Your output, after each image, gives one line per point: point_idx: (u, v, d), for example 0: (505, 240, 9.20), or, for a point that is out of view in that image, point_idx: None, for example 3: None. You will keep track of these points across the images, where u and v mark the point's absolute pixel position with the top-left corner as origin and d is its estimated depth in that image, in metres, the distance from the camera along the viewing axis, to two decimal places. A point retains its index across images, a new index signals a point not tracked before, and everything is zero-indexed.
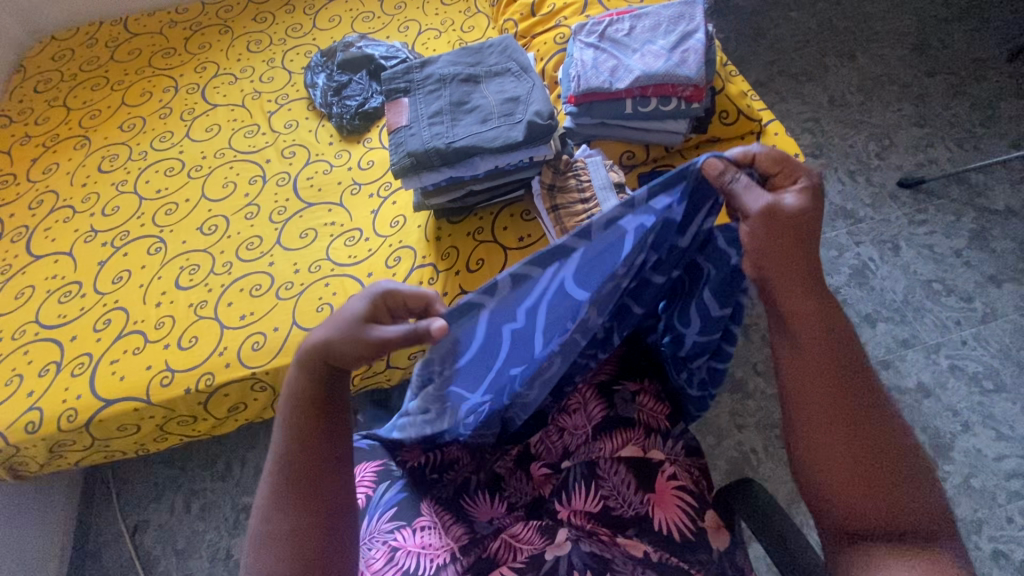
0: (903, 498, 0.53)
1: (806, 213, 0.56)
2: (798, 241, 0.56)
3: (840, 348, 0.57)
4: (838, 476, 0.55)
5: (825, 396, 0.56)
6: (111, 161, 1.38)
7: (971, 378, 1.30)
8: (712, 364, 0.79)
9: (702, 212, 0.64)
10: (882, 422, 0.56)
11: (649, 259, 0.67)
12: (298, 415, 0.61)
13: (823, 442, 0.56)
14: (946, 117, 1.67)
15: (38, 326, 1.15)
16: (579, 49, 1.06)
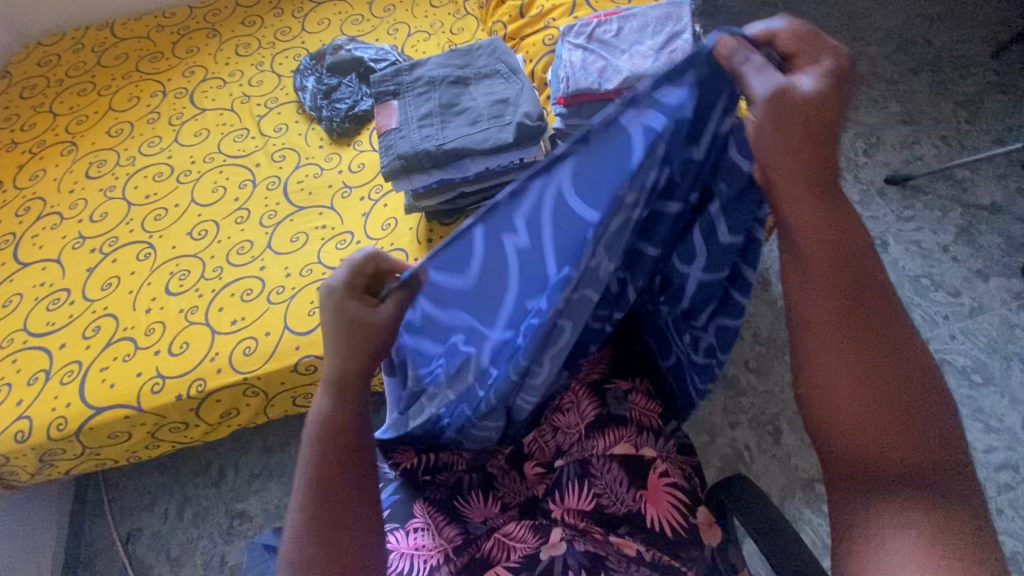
0: (901, 424, 0.55)
1: (823, 106, 0.50)
2: (814, 143, 0.51)
3: (850, 264, 0.56)
4: (840, 399, 0.57)
5: (828, 318, 0.57)
6: (98, 167, 1.37)
7: (960, 371, 1.32)
8: (720, 320, 0.73)
9: (717, 112, 0.57)
10: (891, 337, 0.56)
11: (662, 176, 0.61)
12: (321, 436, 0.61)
13: (825, 365, 0.58)
14: (932, 114, 1.69)
15: (26, 334, 1.14)
16: (568, 51, 1.07)
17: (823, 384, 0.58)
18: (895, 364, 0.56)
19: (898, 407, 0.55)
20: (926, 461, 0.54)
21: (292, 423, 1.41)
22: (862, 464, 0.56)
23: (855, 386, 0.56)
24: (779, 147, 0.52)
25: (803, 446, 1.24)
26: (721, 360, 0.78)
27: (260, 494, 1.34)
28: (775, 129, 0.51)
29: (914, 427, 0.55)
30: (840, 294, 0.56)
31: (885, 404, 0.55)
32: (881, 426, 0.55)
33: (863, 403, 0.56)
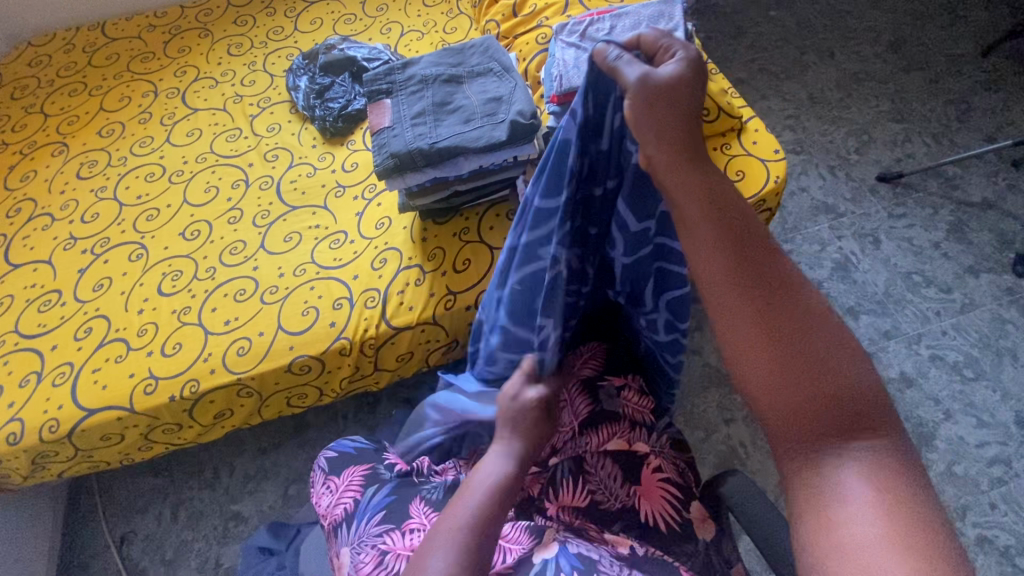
0: (828, 381, 0.48)
1: (683, 79, 0.55)
2: (681, 110, 0.55)
3: (736, 212, 0.53)
4: (763, 361, 0.49)
5: (728, 271, 0.51)
6: (90, 167, 1.36)
7: (952, 367, 1.33)
8: (667, 294, 0.74)
9: (609, 108, 0.63)
10: (794, 284, 0.51)
11: (582, 169, 0.65)
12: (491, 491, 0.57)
13: (740, 326, 0.50)
14: (923, 112, 1.70)
15: (17, 336, 1.13)
16: (561, 49, 1.06)
17: (744, 350, 0.50)
18: (805, 310, 0.50)
19: (818, 354, 0.48)
20: (859, 410, 0.47)
21: (286, 424, 1.40)
22: (793, 426, 0.48)
23: (772, 342, 0.49)
24: (656, 117, 0.55)
25: None
26: (683, 334, 0.78)
27: (255, 495, 1.33)
28: (650, 101, 0.55)
29: (839, 371, 0.48)
30: (734, 243, 0.52)
31: (808, 356, 0.48)
32: (807, 381, 0.48)
33: (788, 360, 0.49)
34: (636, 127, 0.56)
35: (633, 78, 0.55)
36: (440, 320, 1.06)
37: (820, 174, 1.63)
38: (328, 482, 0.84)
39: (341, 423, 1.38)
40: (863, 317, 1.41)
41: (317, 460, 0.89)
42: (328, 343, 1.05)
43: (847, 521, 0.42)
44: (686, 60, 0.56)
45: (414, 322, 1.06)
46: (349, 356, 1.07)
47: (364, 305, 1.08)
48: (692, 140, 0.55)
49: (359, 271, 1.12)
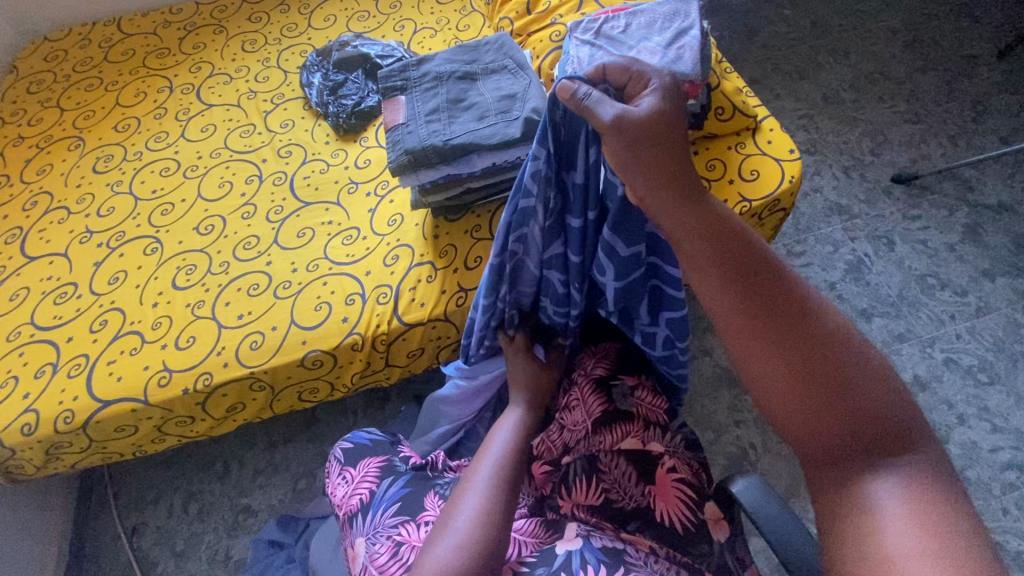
0: (845, 404, 0.49)
1: (662, 112, 0.55)
2: (671, 144, 0.55)
3: (743, 243, 0.54)
4: (783, 396, 0.51)
5: (739, 313, 0.53)
6: (105, 162, 1.38)
7: (966, 371, 1.32)
8: (664, 314, 0.76)
9: (582, 142, 0.66)
10: (802, 308, 0.53)
11: (552, 201, 0.70)
12: (515, 437, 0.74)
13: (757, 364, 0.53)
14: (939, 113, 1.68)
15: (33, 327, 1.14)
16: (575, 46, 1.06)
17: (765, 387, 0.53)
18: (816, 336, 0.52)
19: (832, 378, 0.50)
20: (881, 428, 0.49)
21: (296, 419, 1.41)
22: (818, 448, 0.50)
23: (787, 375, 0.51)
24: (648, 157, 0.55)
25: None
26: (682, 350, 0.78)
27: (264, 489, 1.34)
28: (638, 141, 0.55)
29: (856, 391, 0.49)
30: (742, 277, 0.53)
31: (823, 383, 0.50)
32: (825, 408, 0.50)
33: (805, 391, 0.50)
34: (627, 172, 0.57)
35: (609, 120, 0.55)
36: (451, 317, 1.06)
37: (833, 175, 1.62)
38: (343, 472, 0.84)
39: (351, 419, 1.39)
40: (876, 319, 1.39)
41: (334, 449, 0.89)
42: (340, 338, 1.06)
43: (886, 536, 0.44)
44: (661, 91, 0.56)
45: (425, 319, 1.06)
46: (361, 351, 1.07)
47: (376, 301, 1.08)
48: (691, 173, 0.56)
49: (371, 267, 1.12)
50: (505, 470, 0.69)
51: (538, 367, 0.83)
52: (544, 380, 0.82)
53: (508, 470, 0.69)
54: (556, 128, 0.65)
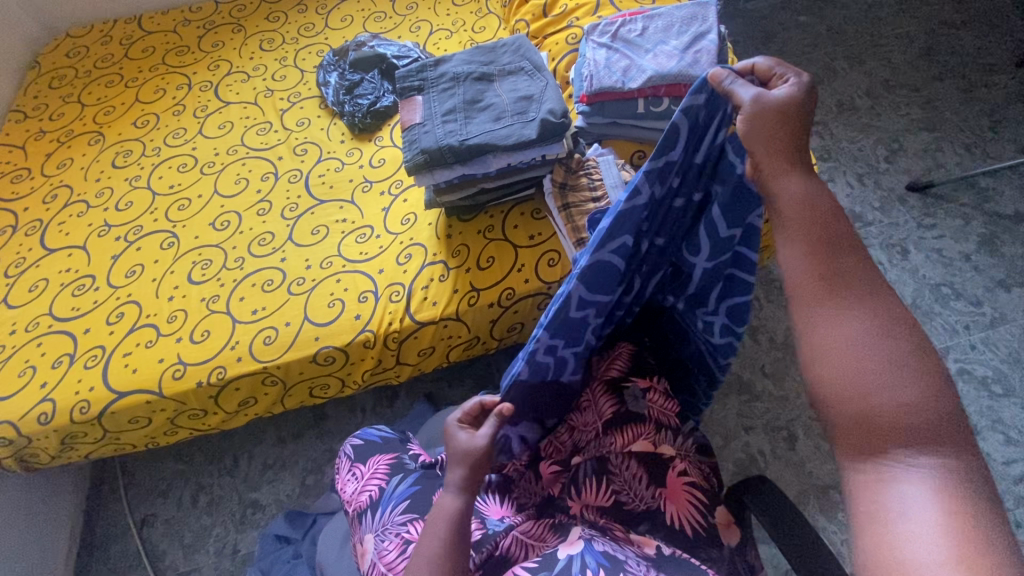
0: (911, 397, 0.46)
1: (800, 99, 0.56)
2: (794, 129, 0.57)
3: (825, 224, 0.54)
4: (847, 363, 0.49)
5: (819, 281, 0.53)
6: (124, 156, 1.40)
7: (980, 382, 1.30)
8: (729, 300, 0.74)
9: (715, 125, 0.63)
10: (882, 295, 0.51)
11: (654, 193, 0.66)
12: (447, 533, 0.63)
13: (825, 330, 0.51)
14: (955, 122, 1.67)
15: (51, 318, 1.16)
16: (592, 49, 1.07)
17: (825, 351, 0.51)
18: (891, 320, 0.50)
19: (900, 361, 0.48)
20: (939, 424, 0.45)
21: (306, 415, 1.42)
22: (861, 431, 0.47)
23: (856, 346, 0.49)
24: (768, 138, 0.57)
25: (817, 452, 1.23)
26: (739, 338, 0.78)
27: (272, 484, 1.35)
28: (766, 122, 0.57)
29: (919, 383, 0.47)
30: (822, 250, 0.54)
31: (888, 361, 0.48)
32: (889, 385, 0.47)
33: (873, 366, 0.48)
34: (749, 141, 0.58)
35: (748, 98, 0.57)
36: (463, 316, 1.07)
37: (847, 182, 1.61)
38: (354, 468, 0.85)
39: (359, 416, 1.40)
40: None
41: (344, 446, 0.89)
42: (352, 335, 1.06)
43: (908, 539, 0.40)
44: (802, 84, 0.57)
45: (437, 318, 1.06)
46: (373, 348, 1.07)
47: (388, 299, 1.09)
48: (805, 155, 0.57)
49: (384, 265, 1.13)
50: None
51: (475, 444, 0.68)
52: (489, 457, 0.69)
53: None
54: (690, 109, 0.61)
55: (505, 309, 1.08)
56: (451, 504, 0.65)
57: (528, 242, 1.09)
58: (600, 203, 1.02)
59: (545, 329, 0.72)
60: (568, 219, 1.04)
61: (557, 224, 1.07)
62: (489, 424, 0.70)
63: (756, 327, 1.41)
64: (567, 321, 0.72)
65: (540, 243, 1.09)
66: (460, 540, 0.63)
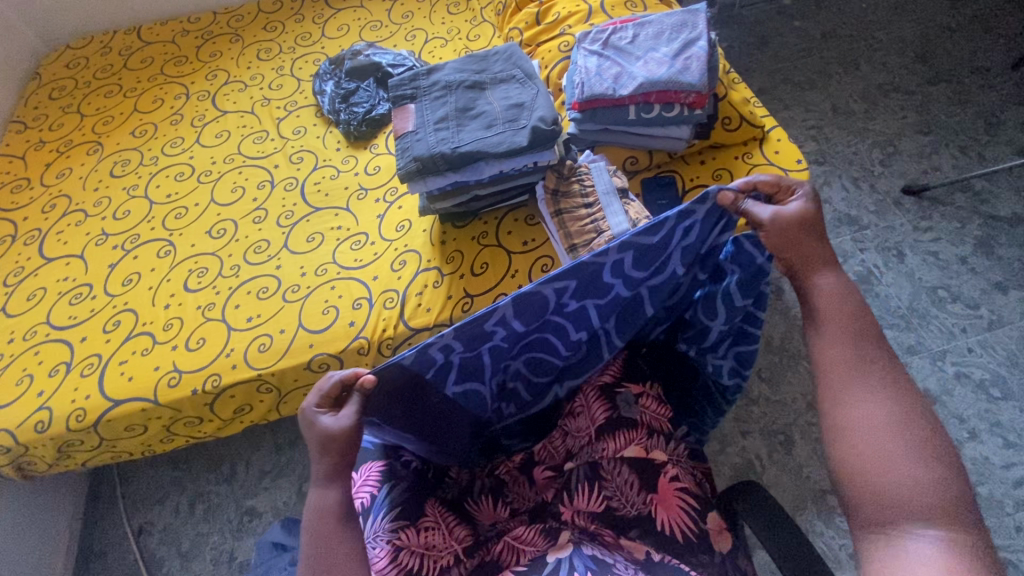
0: (924, 476, 0.52)
1: (809, 214, 0.66)
2: (808, 239, 0.66)
3: (847, 320, 0.62)
4: (864, 440, 0.56)
5: (839, 367, 0.60)
6: (123, 166, 1.41)
7: (978, 385, 1.30)
8: (738, 348, 0.81)
9: (720, 227, 0.72)
10: (900, 386, 0.58)
11: (625, 258, 0.70)
12: (321, 528, 0.61)
13: (848, 411, 0.58)
14: (950, 125, 1.67)
15: (48, 327, 1.17)
16: (583, 57, 1.08)
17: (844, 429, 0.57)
18: (906, 409, 0.56)
19: (916, 446, 0.54)
20: (949, 505, 0.51)
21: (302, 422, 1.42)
22: (877, 506, 0.53)
23: (878, 427, 0.56)
24: (783, 248, 0.67)
25: (814, 456, 1.23)
26: (745, 379, 0.84)
27: (270, 491, 1.35)
28: (783, 233, 0.66)
29: (933, 468, 0.53)
30: (846, 341, 0.61)
31: (905, 445, 0.54)
32: (906, 467, 0.53)
33: (889, 444, 0.55)
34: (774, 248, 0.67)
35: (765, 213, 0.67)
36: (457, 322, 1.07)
37: (843, 186, 1.61)
38: None
39: None
40: (885, 331, 1.38)
41: None
42: (346, 342, 1.07)
43: None
44: (809, 201, 0.67)
45: (431, 324, 1.07)
46: (367, 355, 1.08)
47: (383, 306, 1.09)
48: (825, 260, 0.65)
49: (379, 272, 1.13)
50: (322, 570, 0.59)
51: (328, 432, 0.64)
52: (354, 440, 0.65)
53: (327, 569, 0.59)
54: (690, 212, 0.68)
55: None
56: (327, 495, 0.63)
57: (522, 248, 1.10)
58: (592, 210, 1.02)
59: (454, 328, 0.67)
60: (561, 225, 1.04)
61: (550, 229, 1.07)
62: (350, 405, 0.65)
63: None
64: (479, 332, 0.70)
65: (534, 248, 1.10)
66: (338, 530, 0.61)
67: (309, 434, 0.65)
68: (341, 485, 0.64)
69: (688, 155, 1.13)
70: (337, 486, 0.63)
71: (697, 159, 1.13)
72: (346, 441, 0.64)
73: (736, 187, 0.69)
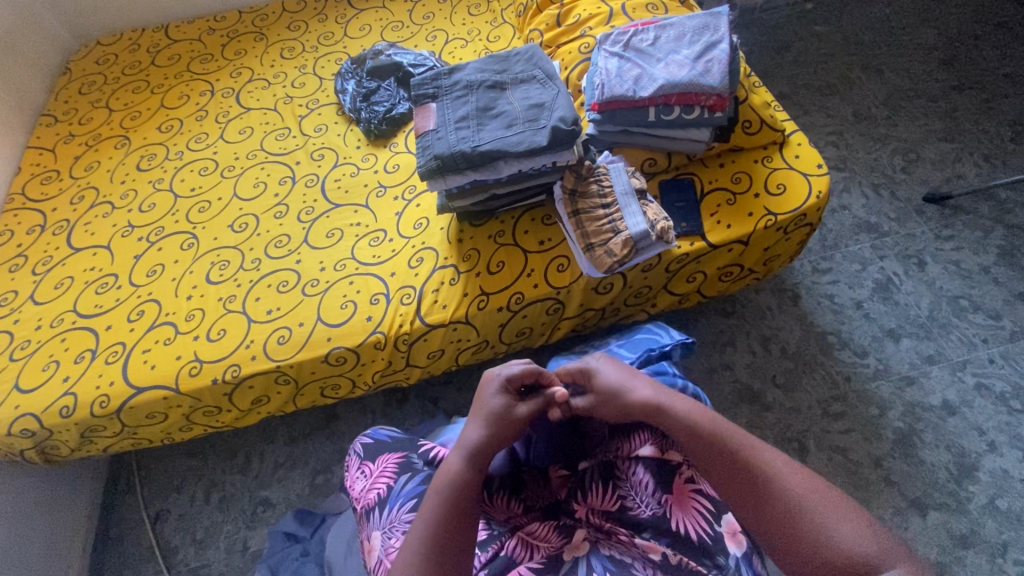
0: (832, 529, 0.61)
1: (616, 377, 0.79)
2: (629, 395, 0.77)
3: (713, 441, 0.69)
4: (796, 547, 0.62)
5: (738, 480, 0.67)
6: (149, 160, 1.44)
7: (998, 397, 1.27)
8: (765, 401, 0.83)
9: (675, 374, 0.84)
10: (770, 461, 0.68)
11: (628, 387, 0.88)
12: (453, 489, 0.70)
13: (766, 516, 0.64)
14: (974, 133, 1.65)
15: (75, 315, 1.20)
16: (604, 58, 1.09)
17: (780, 535, 0.63)
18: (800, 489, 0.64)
19: (810, 505, 0.63)
20: (857, 532, 0.60)
21: (316, 416, 1.44)
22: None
23: (786, 512, 0.63)
24: (623, 413, 0.76)
25: (828, 465, 1.22)
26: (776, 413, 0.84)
27: (283, 483, 1.37)
28: (608, 402, 0.78)
29: (828, 513, 0.62)
30: (724, 455, 0.68)
31: (809, 513, 0.62)
32: (824, 528, 0.61)
33: (808, 520, 0.62)
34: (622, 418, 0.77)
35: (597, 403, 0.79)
36: (472, 319, 1.08)
37: (863, 192, 1.59)
38: (363, 466, 0.87)
39: (369, 417, 1.42)
40: (904, 340, 1.36)
41: (354, 444, 0.92)
42: (364, 336, 1.08)
43: None
44: (603, 371, 0.80)
45: (447, 320, 1.08)
46: (384, 350, 1.09)
47: (400, 301, 1.11)
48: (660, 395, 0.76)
49: (396, 269, 1.15)
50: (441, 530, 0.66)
51: (496, 416, 0.76)
52: (511, 429, 0.76)
53: (446, 536, 0.65)
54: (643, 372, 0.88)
55: (514, 314, 1.09)
56: (462, 465, 0.72)
57: (539, 247, 1.11)
58: (610, 211, 1.04)
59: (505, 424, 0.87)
60: (578, 225, 1.06)
61: (568, 230, 1.09)
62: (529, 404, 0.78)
63: (768, 337, 1.40)
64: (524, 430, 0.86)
65: (551, 248, 1.11)
66: (467, 497, 0.69)
67: (476, 413, 0.77)
68: (476, 463, 0.73)
69: (707, 157, 1.13)
70: (475, 467, 0.72)
71: (716, 161, 1.13)
72: (506, 431, 0.75)
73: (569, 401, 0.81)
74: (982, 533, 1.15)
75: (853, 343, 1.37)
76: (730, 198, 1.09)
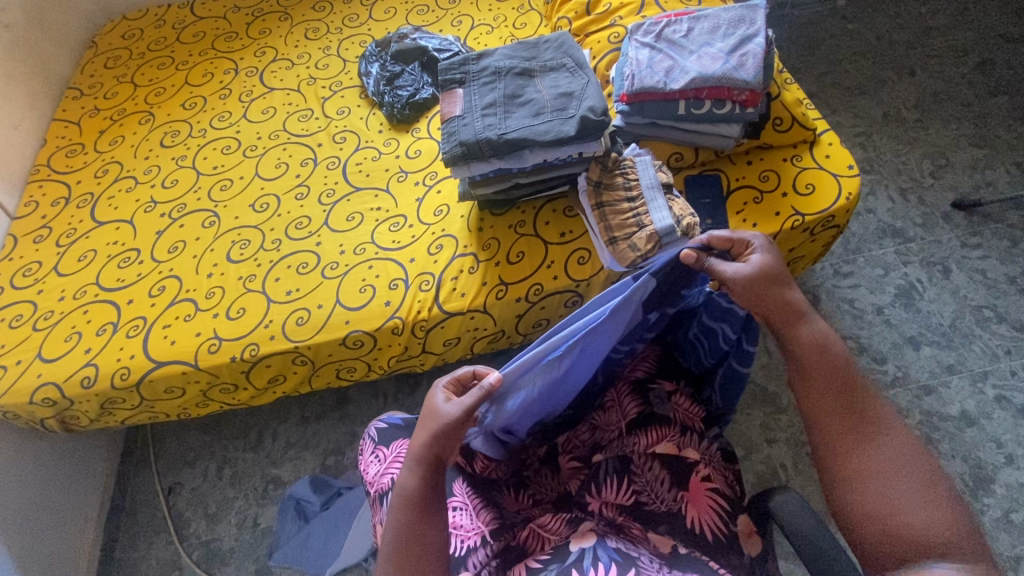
0: (922, 509, 0.57)
1: (773, 268, 0.72)
2: (781, 290, 0.71)
3: (837, 369, 0.66)
4: (866, 493, 0.59)
5: (838, 411, 0.64)
6: (172, 137, 1.45)
7: (1019, 410, 1.25)
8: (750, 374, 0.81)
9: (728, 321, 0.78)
10: (891, 425, 0.63)
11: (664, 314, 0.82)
12: (407, 503, 0.65)
13: (852, 458, 0.61)
14: (1007, 139, 1.61)
15: (98, 288, 1.21)
16: (635, 49, 1.07)
17: (853, 474, 0.61)
18: (908, 453, 0.61)
19: (915, 482, 0.58)
20: (954, 534, 0.55)
21: (329, 398, 1.45)
22: (889, 541, 0.56)
23: (878, 467, 0.60)
24: (757, 301, 0.71)
25: None
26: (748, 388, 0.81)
27: (294, 462, 1.39)
28: (749, 287, 0.71)
29: (931, 501, 0.57)
30: (836, 388, 0.65)
31: (907, 483, 0.58)
32: (910, 503, 0.57)
33: (897, 484, 0.58)
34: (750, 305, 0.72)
35: (728, 275, 0.72)
36: (490, 308, 1.08)
37: (889, 196, 1.56)
38: (377, 451, 0.87)
39: (381, 401, 1.43)
40: (924, 348, 1.34)
41: (367, 428, 0.91)
42: (382, 321, 1.08)
43: None
44: (761, 253, 0.73)
45: (465, 308, 1.08)
46: (401, 335, 1.09)
47: (419, 288, 1.11)
48: (801, 311, 0.70)
49: (416, 255, 1.15)
50: (401, 545, 0.63)
51: (439, 412, 0.69)
52: (458, 424, 0.69)
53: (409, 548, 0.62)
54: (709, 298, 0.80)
55: (531, 305, 1.09)
56: (414, 477, 0.66)
57: (559, 239, 1.10)
58: (634, 204, 1.02)
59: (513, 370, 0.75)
60: (601, 218, 1.05)
61: (591, 223, 1.07)
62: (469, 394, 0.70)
63: None
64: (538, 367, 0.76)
65: (572, 240, 1.10)
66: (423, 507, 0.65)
67: (423, 416, 0.71)
68: (425, 468, 0.67)
69: (735, 154, 1.11)
70: (424, 470, 0.67)
71: (744, 159, 1.11)
72: (451, 427, 0.68)
73: (704, 259, 0.74)
74: (995, 547, 1.13)
75: (872, 349, 1.35)
76: (757, 196, 1.07)
